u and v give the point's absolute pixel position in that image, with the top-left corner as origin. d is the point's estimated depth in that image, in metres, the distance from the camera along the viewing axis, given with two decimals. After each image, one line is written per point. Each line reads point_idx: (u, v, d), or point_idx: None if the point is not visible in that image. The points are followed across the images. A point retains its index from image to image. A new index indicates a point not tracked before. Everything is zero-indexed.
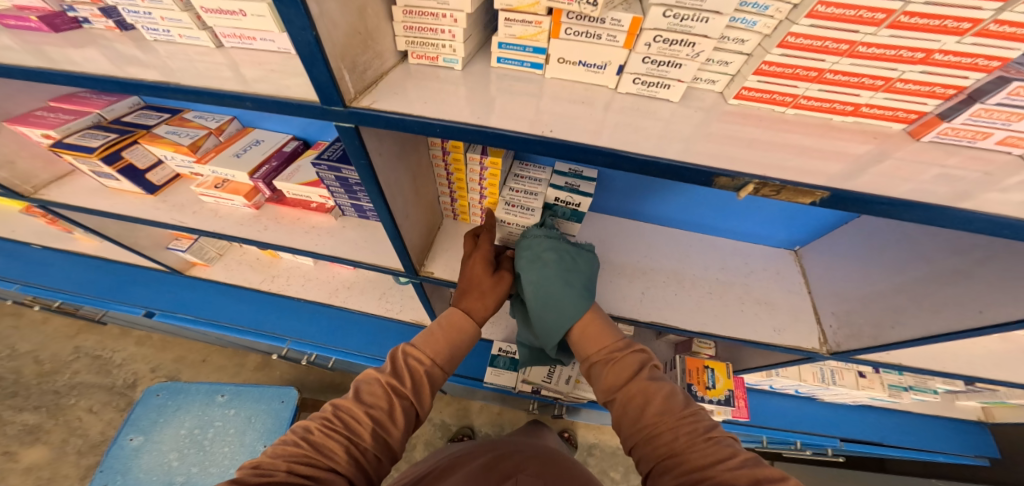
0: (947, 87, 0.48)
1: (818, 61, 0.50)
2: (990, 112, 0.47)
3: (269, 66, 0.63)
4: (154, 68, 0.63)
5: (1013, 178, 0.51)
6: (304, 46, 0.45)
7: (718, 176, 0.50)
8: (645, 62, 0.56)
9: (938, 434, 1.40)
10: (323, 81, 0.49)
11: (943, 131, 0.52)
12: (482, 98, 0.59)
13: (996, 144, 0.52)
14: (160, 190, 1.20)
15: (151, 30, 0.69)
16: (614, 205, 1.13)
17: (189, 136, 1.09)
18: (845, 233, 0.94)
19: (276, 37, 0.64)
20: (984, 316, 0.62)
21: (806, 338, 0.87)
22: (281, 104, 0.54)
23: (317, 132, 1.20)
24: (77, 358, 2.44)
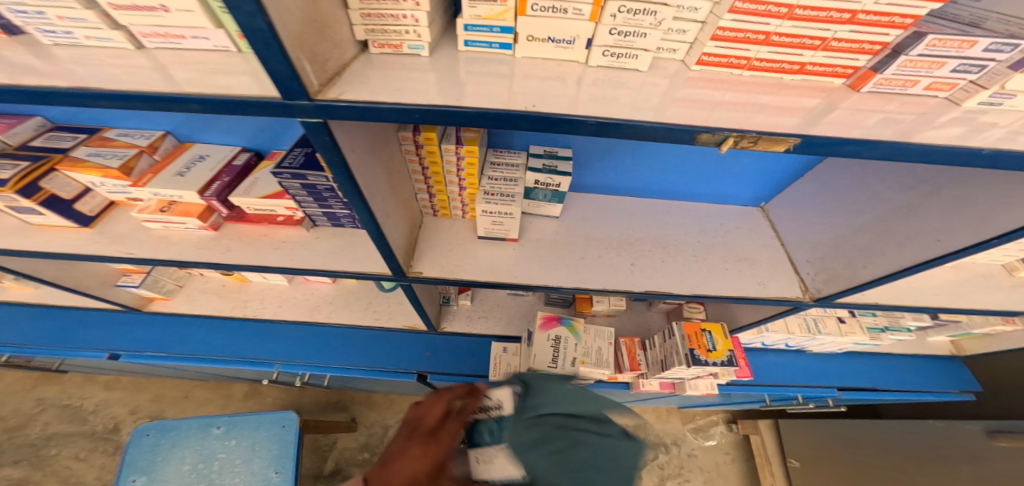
0: (875, 44, 0.52)
1: (763, 25, 0.52)
2: (914, 63, 0.52)
3: (203, 66, 0.56)
4: (61, 76, 0.54)
5: (944, 116, 0.54)
6: (255, 35, 0.39)
7: (699, 133, 0.51)
8: (612, 34, 0.57)
9: (919, 371, 1.47)
10: (282, 72, 0.44)
11: (878, 82, 0.56)
12: (452, 82, 0.58)
13: (923, 90, 0.56)
14: (95, 222, 0.99)
15: (46, 32, 0.57)
16: (595, 181, 1.17)
17: (118, 157, 0.94)
18: (808, 183, 1.05)
19: (211, 34, 0.56)
20: (943, 245, 0.70)
21: (789, 288, 0.95)
22: (234, 104, 0.50)
23: (268, 141, 1.08)
24: (43, 410, 2.29)
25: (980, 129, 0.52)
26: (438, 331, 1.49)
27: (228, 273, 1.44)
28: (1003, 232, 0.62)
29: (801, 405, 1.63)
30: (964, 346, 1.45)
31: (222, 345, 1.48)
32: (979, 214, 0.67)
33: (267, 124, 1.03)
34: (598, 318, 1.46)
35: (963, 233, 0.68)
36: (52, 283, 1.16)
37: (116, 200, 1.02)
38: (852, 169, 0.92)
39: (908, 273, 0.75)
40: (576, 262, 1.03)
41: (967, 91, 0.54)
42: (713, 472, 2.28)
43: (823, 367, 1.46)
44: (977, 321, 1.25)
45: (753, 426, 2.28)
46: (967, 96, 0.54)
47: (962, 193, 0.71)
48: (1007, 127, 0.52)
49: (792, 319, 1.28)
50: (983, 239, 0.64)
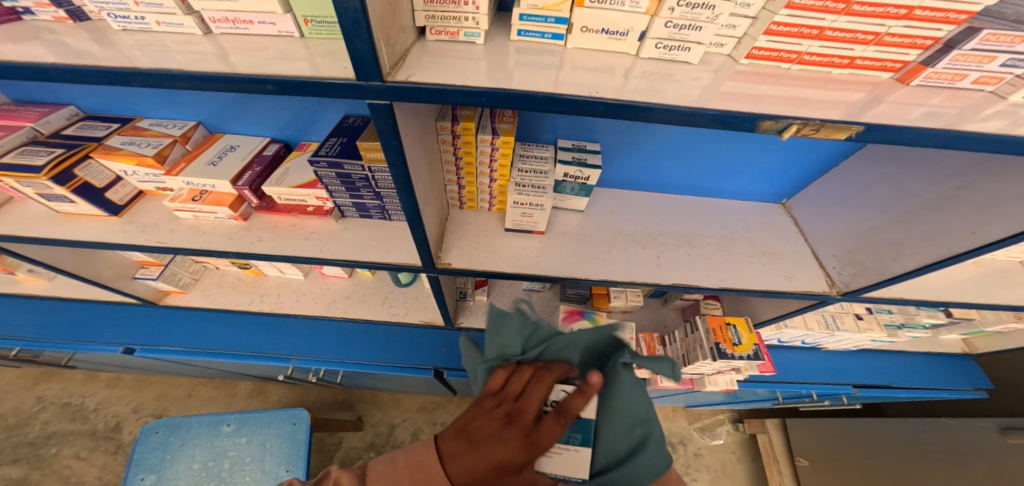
0: (926, 39, 0.54)
1: (818, 19, 0.54)
2: (965, 58, 0.53)
3: (268, 51, 0.57)
4: (129, 58, 0.54)
5: (987, 109, 0.56)
6: (345, 15, 0.42)
7: (762, 120, 0.53)
8: (667, 27, 0.58)
9: (932, 368, 1.49)
10: (363, 54, 0.46)
11: (928, 76, 0.57)
12: (509, 70, 0.59)
13: (971, 83, 0.58)
14: (124, 211, 0.99)
15: (118, 18, 0.60)
16: (620, 176, 1.18)
17: (152, 146, 0.93)
18: (830, 181, 1.07)
19: (277, 19, 0.59)
20: (976, 236, 0.72)
21: (817, 282, 0.97)
22: (309, 85, 0.51)
23: (298, 130, 1.08)
24: (42, 408, 2.24)
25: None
26: (455, 325, 1.49)
27: (246, 266, 1.42)
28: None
29: (814, 402, 1.64)
30: (976, 344, 1.47)
31: (238, 340, 1.47)
32: (1008, 206, 0.69)
33: (298, 111, 1.02)
34: (616, 314, 1.48)
35: (992, 224, 0.71)
36: (74, 274, 1.15)
37: (145, 190, 1.01)
38: (875, 165, 0.95)
39: (941, 265, 0.77)
40: (604, 255, 1.04)
41: (1014, 85, 0.56)
42: (721, 471, 2.29)
43: (837, 364, 1.48)
44: (990, 319, 1.28)
45: (760, 425, 2.29)
46: (1013, 90, 0.56)
47: (988, 186, 0.73)
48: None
49: (810, 315, 1.30)
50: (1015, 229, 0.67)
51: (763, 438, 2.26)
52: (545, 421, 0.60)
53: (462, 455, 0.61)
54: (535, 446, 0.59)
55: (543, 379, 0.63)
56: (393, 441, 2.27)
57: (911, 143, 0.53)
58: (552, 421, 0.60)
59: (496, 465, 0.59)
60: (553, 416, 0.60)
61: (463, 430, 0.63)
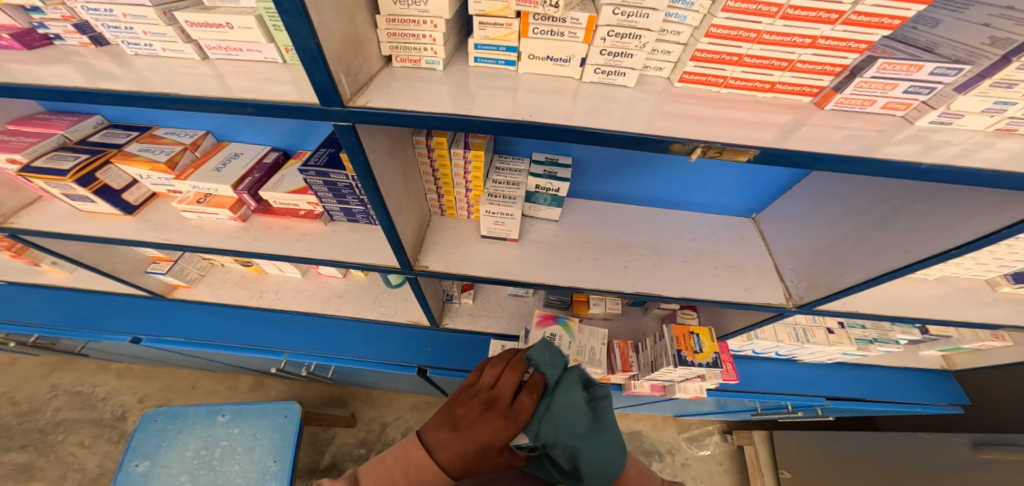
0: (835, 67, 0.60)
1: (736, 47, 0.60)
2: (869, 84, 0.59)
3: (256, 75, 0.66)
4: (138, 81, 0.64)
5: (899, 134, 0.61)
6: (306, 53, 0.50)
7: (671, 143, 0.59)
8: (603, 54, 0.65)
9: (911, 384, 1.49)
10: (324, 85, 0.54)
11: (839, 101, 0.63)
12: (464, 93, 0.66)
13: (881, 108, 0.64)
14: (138, 210, 1.10)
15: (131, 44, 0.70)
16: (594, 187, 1.24)
17: (165, 152, 1.04)
18: (793, 198, 1.12)
19: (262, 47, 0.68)
20: (909, 254, 0.76)
21: (774, 294, 1.01)
22: (283, 108, 0.59)
23: (296, 140, 1.18)
24: (55, 395, 2.39)
25: (932, 146, 0.59)
26: (441, 327, 1.56)
27: (247, 263, 1.52)
28: (960, 243, 0.68)
29: (790, 413, 1.66)
30: (956, 361, 1.47)
31: (238, 333, 1.57)
32: (938, 226, 0.73)
33: (296, 124, 1.12)
34: (595, 320, 1.53)
35: (924, 243, 0.75)
36: (91, 267, 1.27)
37: (157, 192, 1.13)
38: (830, 183, 0.99)
39: (879, 280, 0.81)
40: (573, 263, 1.10)
41: (919, 111, 0.61)
42: (708, 483, 2.28)
43: (814, 377, 1.49)
44: (965, 336, 1.28)
45: (748, 437, 2.29)
46: (919, 116, 0.62)
47: (923, 208, 0.77)
48: (955, 144, 0.59)
49: (782, 327, 1.33)
50: (942, 249, 0.71)
51: (750, 451, 2.25)
52: (522, 395, 0.69)
53: (450, 439, 0.61)
54: (516, 423, 0.65)
55: (512, 364, 0.74)
56: (384, 438, 2.34)
57: (820, 166, 0.59)
58: (529, 399, 0.69)
59: (482, 447, 0.62)
60: (528, 392, 0.70)
61: (447, 417, 0.65)
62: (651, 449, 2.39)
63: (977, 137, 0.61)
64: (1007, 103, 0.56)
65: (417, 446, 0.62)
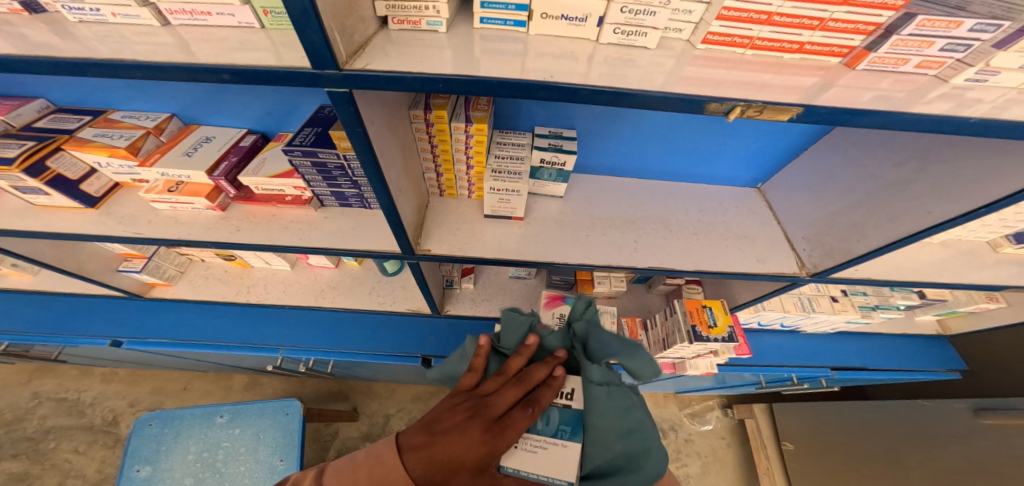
0: (869, 24, 0.55)
1: (766, 4, 0.55)
2: (905, 42, 0.55)
3: (228, 41, 0.58)
4: (85, 51, 0.55)
5: (932, 92, 0.58)
6: (294, 5, 0.42)
7: (708, 102, 0.55)
8: (623, 11, 0.59)
9: (907, 350, 1.54)
10: (316, 42, 0.47)
11: (872, 60, 0.59)
12: (468, 58, 0.60)
13: (914, 68, 0.59)
14: (101, 202, 0.98)
15: (73, 9, 0.60)
16: (599, 162, 1.20)
17: (124, 138, 0.93)
18: (801, 164, 1.09)
19: (235, 10, 0.59)
20: (933, 216, 0.74)
21: (787, 264, 0.99)
22: (265, 74, 0.52)
23: (275, 122, 1.07)
24: (39, 403, 2.26)
25: (969, 104, 0.55)
26: (442, 314, 1.51)
27: (232, 258, 1.43)
28: (988, 202, 0.67)
29: (795, 385, 1.71)
30: (951, 325, 1.51)
31: (227, 331, 1.49)
32: (962, 186, 0.71)
33: (274, 103, 1.01)
34: (600, 300, 1.51)
35: (948, 203, 0.73)
36: (55, 268, 1.16)
37: (122, 182, 1.01)
38: (841, 148, 0.97)
39: (901, 244, 0.79)
40: (581, 240, 1.06)
41: (955, 69, 0.58)
42: (710, 456, 2.35)
43: (816, 347, 1.52)
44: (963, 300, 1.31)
45: (748, 410, 2.37)
46: (954, 74, 0.58)
47: (944, 168, 0.75)
48: (988, 101, 0.55)
49: (787, 298, 1.34)
50: (969, 209, 0.69)
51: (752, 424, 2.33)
52: (513, 414, 0.62)
53: (425, 448, 0.59)
54: (497, 440, 0.59)
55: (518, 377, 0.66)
56: (389, 430, 2.31)
57: (858, 122, 0.55)
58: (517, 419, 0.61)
59: (452, 460, 0.58)
60: (523, 413, 0.62)
61: (428, 423, 0.62)
62: None
63: (1011, 94, 0.57)
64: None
65: (392, 450, 0.60)
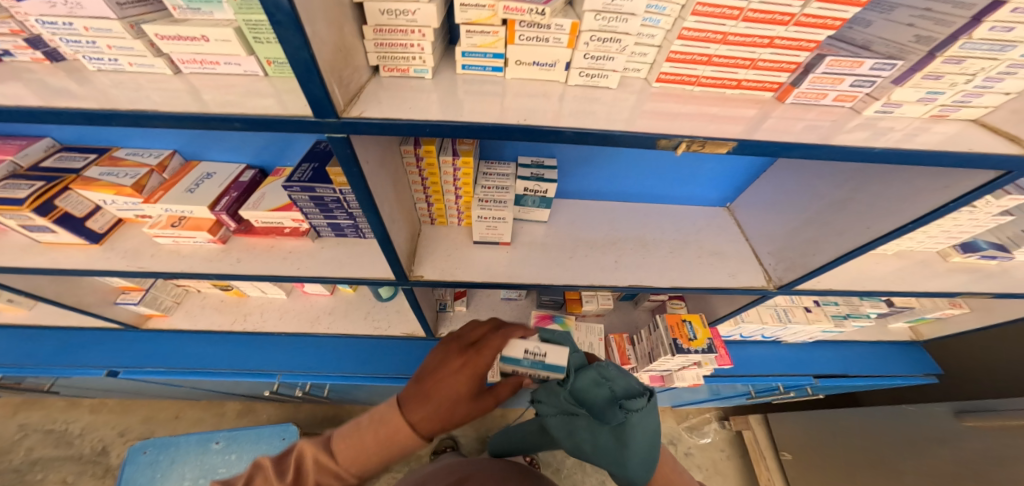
0: (790, 63, 0.65)
1: (704, 48, 0.64)
2: (821, 79, 0.64)
3: (234, 89, 0.65)
4: (105, 100, 0.61)
5: (851, 122, 0.67)
6: (299, 65, 0.49)
7: (659, 139, 0.63)
8: (586, 58, 0.69)
9: (887, 357, 1.60)
10: (318, 96, 0.52)
11: (797, 95, 0.68)
12: (453, 101, 0.67)
13: (834, 100, 0.68)
14: (105, 239, 1.02)
15: (93, 59, 0.67)
16: (580, 186, 1.27)
17: (131, 175, 0.98)
18: (764, 183, 1.17)
19: (241, 60, 0.67)
20: (872, 230, 0.84)
21: (756, 278, 1.06)
22: (272, 121, 0.58)
23: (272, 156, 1.13)
24: (26, 434, 2.21)
25: (880, 132, 0.64)
26: (436, 337, 1.54)
27: (227, 287, 1.44)
28: (914, 218, 0.77)
29: (782, 394, 1.74)
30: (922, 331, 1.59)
31: (223, 359, 1.50)
32: (891, 205, 0.81)
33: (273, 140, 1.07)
34: (589, 318, 1.55)
35: (886, 220, 0.82)
36: (53, 302, 1.18)
37: (124, 218, 1.05)
38: (791, 171, 1.07)
39: (849, 256, 0.88)
40: (566, 262, 1.12)
41: (865, 102, 0.67)
42: (711, 469, 2.35)
43: (797, 356, 1.57)
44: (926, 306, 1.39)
45: (744, 422, 2.36)
46: (865, 106, 0.67)
47: (879, 189, 0.83)
48: (899, 130, 0.65)
49: (764, 310, 1.40)
50: (899, 224, 0.79)
51: (749, 435, 2.32)
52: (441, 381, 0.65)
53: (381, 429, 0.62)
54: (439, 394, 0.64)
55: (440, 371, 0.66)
56: None
57: (790, 155, 0.63)
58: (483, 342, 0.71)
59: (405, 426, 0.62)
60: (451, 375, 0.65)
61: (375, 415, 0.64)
62: None
63: (916, 123, 0.67)
64: (937, 93, 0.63)
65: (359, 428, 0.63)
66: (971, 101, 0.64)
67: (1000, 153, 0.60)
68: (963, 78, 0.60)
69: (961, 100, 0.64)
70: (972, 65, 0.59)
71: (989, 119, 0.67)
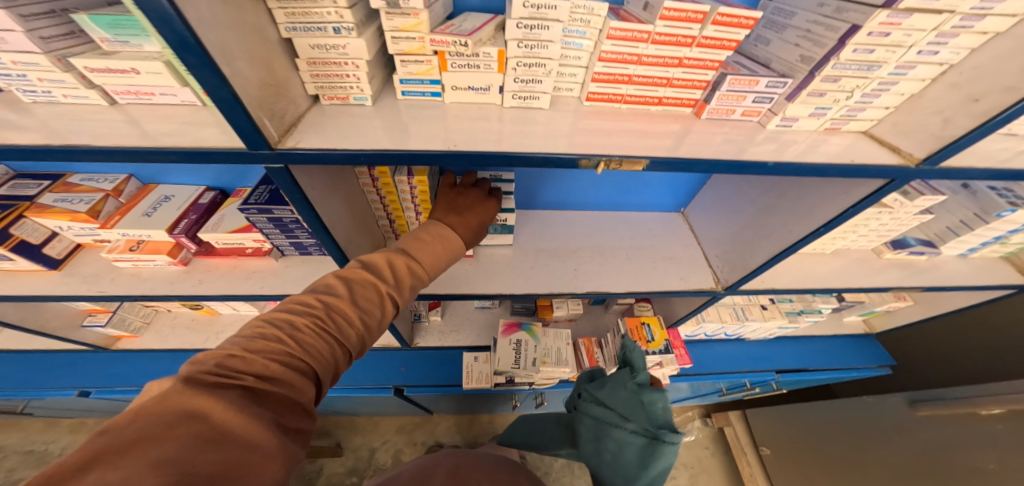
0: (701, 82, 0.77)
1: (624, 69, 0.73)
2: (727, 96, 0.78)
3: (179, 120, 0.64)
4: (39, 132, 0.60)
5: (760, 135, 0.81)
6: (222, 102, 0.51)
7: (580, 159, 0.67)
8: (516, 81, 0.73)
9: (833, 348, 1.84)
10: (247, 129, 0.54)
11: (710, 110, 0.81)
12: (397, 125, 0.70)
13: (743, 115, 0.83)
14: (63, 265, 1.03)
15: (28, 92, 0.65)
16: (542, 197, 1.33)
17: (85, 201, 0.96)
18: (708, 191, 1.31)
19: (177, 91, 0.65)
20: (793, 234, 0.97)
21: (705, 280, 1.18)
22: (204, 154, 0.57)
23: (233, 178, 1.12)
24: (4, 458, 2.19)
25: (785, 144, 0.79)
26: (412, 347, 1.57)
27: (198, 307, 1.44)
28: (825, 221, 0.89)
29: (750, 390, 1.88)
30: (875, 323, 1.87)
31: None
32: (808, 213, 0.94)
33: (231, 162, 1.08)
34: (561, 322, 1.60)
35: (802, 225, 0.95)
36: (19, 327, 1.19)
37: (82, 242, 1.06)
38: (727, 182, 1.21)
39: (777, 258, 1.00)
40: (527, 271, 1.16)
41: (768, 117, 0.83)
42: (698, 467, 2.38)
43: (761, 353, 1.76)
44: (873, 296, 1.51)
45: (725, 419, 2.43)
46: (768, 120, 0.83)
47: (796, 198, 0.97)
48: (801, 142, 0.80)
49: (724, 309, 1.54)
50: (814, 228, 0.91)
51: (730, 431, 2.40)
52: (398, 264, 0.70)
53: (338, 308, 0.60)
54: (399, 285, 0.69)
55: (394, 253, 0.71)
56: (374, 464, 2.28)
57: (694, 169, 0.71)
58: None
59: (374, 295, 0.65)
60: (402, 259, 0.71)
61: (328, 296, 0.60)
62: None
63: (813, 134, 0.83)
64: (824, 108, 0.78)
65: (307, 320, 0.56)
66: (856, 114, 0.80)
67: (884, 165, 0.74)
68: (843, 95, 0.74)
69: (847, 114, 0.80)
70: (847, 84, 0.73)
71: (876, 130, 0.84)
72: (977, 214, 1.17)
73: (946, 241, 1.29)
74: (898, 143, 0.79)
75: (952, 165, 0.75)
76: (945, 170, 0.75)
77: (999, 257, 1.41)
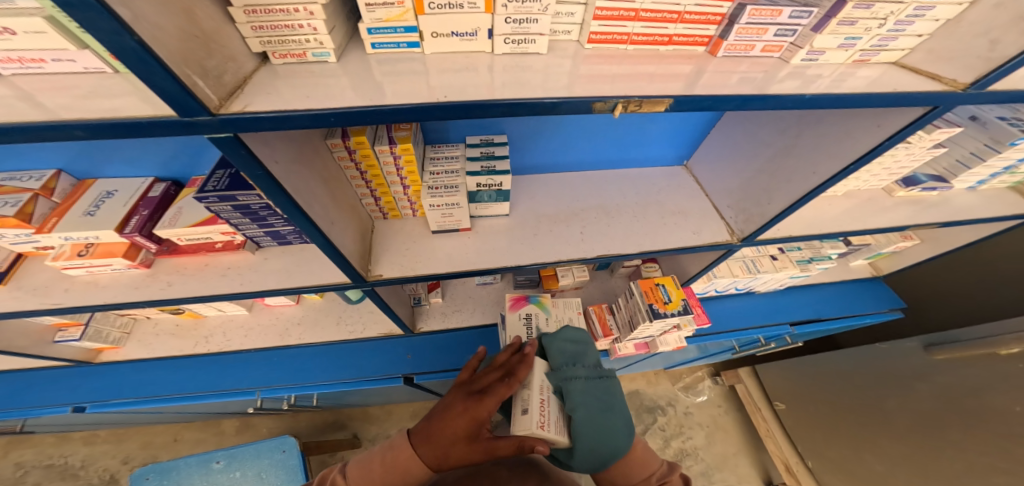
0: (716, 16, 0.67)
1: (630, 2, 0.63)
2: (746, 31, 0.68)
3: (78, 91, 0.50)
4: None
5: (782, 71, 0.72)
6: (128, 56, 0.38)
7: (594, 102, 0.60)
8: (508, 22, 0.62)
9: (839, 294, 1.81)
10: (170, 89, 0.43)
11: (727, 48, 0.71)
12: (368, 83, 0.60)
13: (762, 51, 0.73)
14: (8, 277, 0.91)
15: None
16: (538, 160, 1.24)
17: (11, 203, 0.83)
18: (713, 139, 1.23)
19: (75, 55, 0.51)
20: (817, 175, 0.90)
21: (719, 233, 1.12)
22: (125, 126, 0.46)
23: (185, 166, 1.01)
24: (24, 474, 2.16)
25: (809, 78, 0.70)
26: (415, 332, 1.51)
27: (179, 311, 1.41)
28: (855, 158, 0.82)
29: (764, 345, 1.93)
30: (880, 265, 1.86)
31: (193, 381, 1.46)
32: (834, 149, 0.87)
33: (180, 146, 0.96)
34: (567, 292, 1.55)
35: (828, 164, 0.88)
36: None
37: (24, 251, 0.94)
38: (739, 123, 1.12)
39: (799, 203, 0.94)
40: (530, 240, 1.09)
41: (791, 51, 0.73)
42: (711, 425, 2.49)
43: (771, 306, 1.74)
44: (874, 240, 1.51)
45: (736, 376, 2.51)
46: (792, 55, 0.73)
47: (815, 133, 0.91)
48: (826, 76, 0.71)
49: (734, 263, 1.49)
50: (842, 166, 0.85)
51: (742, 388, 2.47)
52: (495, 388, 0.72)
53: (425, 430, 0.68)
54: (477, 408, 0.68)
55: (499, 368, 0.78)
56: None
57: (720, 108, 0.64)
58: (499, 389, 0.71)
59: (451, 433, 0.66)
60: (501, 384, 0.73)
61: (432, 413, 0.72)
62: (652, 405, 2.56)
63: (841, 68, 0.74)
64: (855, 38, 0.69)
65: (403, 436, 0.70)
66: (888, 44, 0.71)
67: (930, 91, 0.66)
68: (875, 23, 0.66)
69: (877, 44, 0.71)
70: (881, 10, 0.65)
71: (909, 59, 0.75)
72: (987, 144, 1.10)
73: (958, 174, 1.22)
74: (939, 69, 0.71)
75: (993, 89, 0.68)
76: (990, 93, 0.68)
77: (1005, 188, 1.36)
